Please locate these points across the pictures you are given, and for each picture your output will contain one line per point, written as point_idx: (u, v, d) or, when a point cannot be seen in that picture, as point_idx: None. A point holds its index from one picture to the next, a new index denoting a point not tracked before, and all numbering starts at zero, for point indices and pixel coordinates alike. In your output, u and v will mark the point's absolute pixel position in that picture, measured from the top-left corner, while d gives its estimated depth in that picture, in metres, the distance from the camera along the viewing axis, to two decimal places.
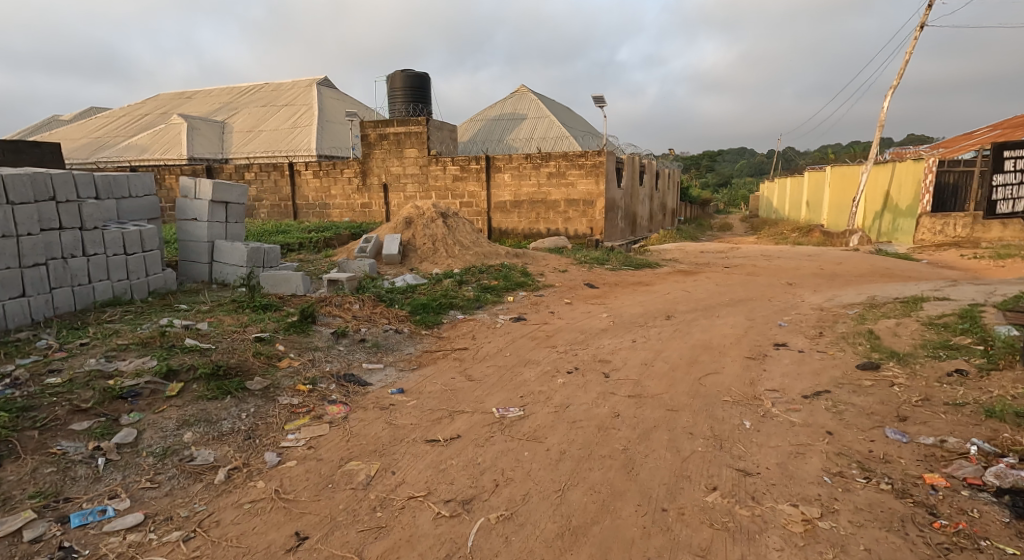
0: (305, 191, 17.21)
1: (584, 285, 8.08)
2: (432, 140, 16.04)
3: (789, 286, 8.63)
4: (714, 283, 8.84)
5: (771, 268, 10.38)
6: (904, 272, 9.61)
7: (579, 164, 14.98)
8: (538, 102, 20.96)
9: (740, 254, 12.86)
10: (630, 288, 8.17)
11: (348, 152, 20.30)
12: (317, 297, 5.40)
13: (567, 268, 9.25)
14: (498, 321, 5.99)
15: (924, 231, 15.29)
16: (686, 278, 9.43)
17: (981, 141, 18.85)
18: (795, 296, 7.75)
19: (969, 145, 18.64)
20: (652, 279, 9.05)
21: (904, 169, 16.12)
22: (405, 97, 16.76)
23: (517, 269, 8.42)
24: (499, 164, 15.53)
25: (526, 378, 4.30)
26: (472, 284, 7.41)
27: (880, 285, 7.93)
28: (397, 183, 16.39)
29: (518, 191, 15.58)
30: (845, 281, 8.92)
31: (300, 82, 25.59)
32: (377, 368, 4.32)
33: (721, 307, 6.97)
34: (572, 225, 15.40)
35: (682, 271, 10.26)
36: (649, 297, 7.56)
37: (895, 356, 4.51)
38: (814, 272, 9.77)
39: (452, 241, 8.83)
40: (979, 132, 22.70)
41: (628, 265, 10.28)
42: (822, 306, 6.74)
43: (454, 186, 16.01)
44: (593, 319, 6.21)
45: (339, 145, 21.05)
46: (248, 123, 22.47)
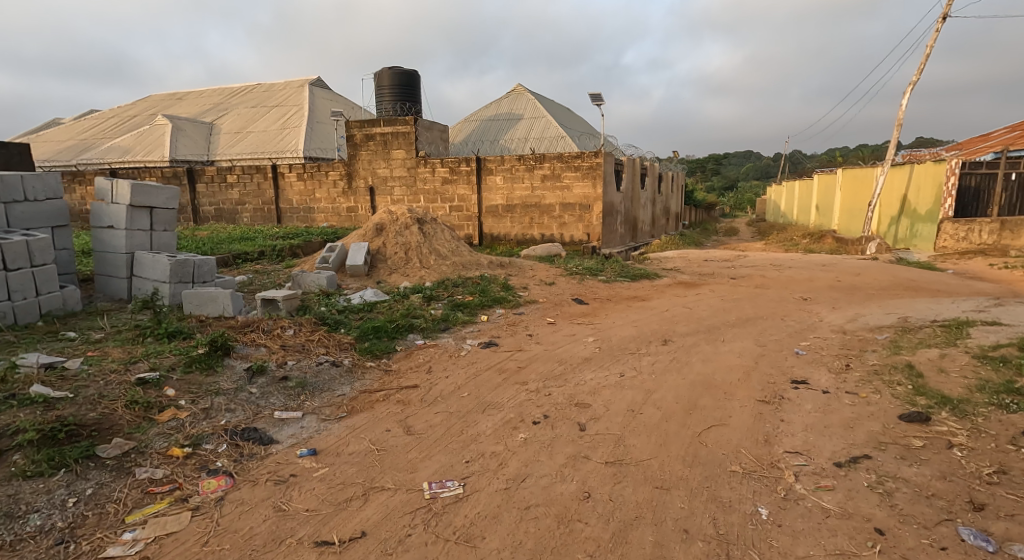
0: (288, 195, 16.41)
1: (572, 301, 7.21)
2: (420, 140, 15.21)
3: (803, 302, 7.73)
4: (718, 297, 7.95)
5: (782, 280, 9.47)
6: (931, 285, 8.71)
7: (575, 166, 14.11)
8: (535, 102, 20.13)
9: (748, 263, 11.96)
10: (625, 303, 7.30)
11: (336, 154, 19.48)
12: (241, 320, 4.47)
13: (555, 280, 8.38)
14: (463, 348, 5.10)
15: (946, 238, 14.31)
16: (688, 290, 8.54)
17: (1003, 142, 17.91)
18: (811, 314, 6.85)
19: (990, 146, 17.61)
20: (650, 293, 8.17)
21: (924, 171, 15.14)
22: (392, 97, 15.87)
23: (497, 283, 7.52)
24: (491, 166, 14.70)
25: (479, 430, 3.40)
26: (442, 301, 6.51)
27: (909, 302, 7.02)
28: (384, 186, 15.57)
29: (511, 194, 14.74)
30: (866, 295, 8.03)
31: (292, 82, 24.81)
32: (296, 417, 3.35)
33: (725, 328, 6.09)
34: (567, 231, 14.54)
35: (683, 282, 9.37)
36: (644, 315, 6.67)
37: (949, 405, 3.64)
38: (831, 284, 8.86)
39: (427, 251, 7.97)
40: (995, 131, 21.64)
41: (623, 276, 9.40)
42: (844, 329, 5.85)
43: (444, 189, 15.19)
44: (577, 345, 5.35)
45: (328, 146, 20.24)
46: (236, 123, 21.71)
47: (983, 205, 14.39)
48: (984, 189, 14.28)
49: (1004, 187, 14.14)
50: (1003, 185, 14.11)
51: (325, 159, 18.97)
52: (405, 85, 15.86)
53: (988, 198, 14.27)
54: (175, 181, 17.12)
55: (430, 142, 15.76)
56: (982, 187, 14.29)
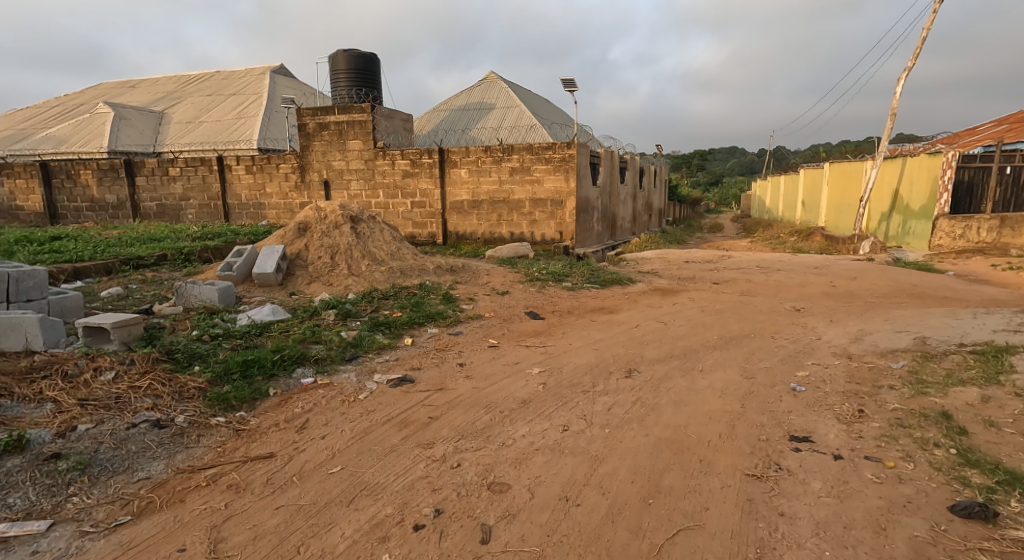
0: (236, 189, 15.07)
1: (525, 315, 6.06)
2: (378, 130, 13.93)
3: (796, 314, 6.67)
4: (698, 308, 6.87)
5: (768, 286, 8.43)
6: (937, 291, 7.73)
7: (546, 158, 12.99)
8: (508, 91, 18.98)
9: (733, 264, 10.93)
10: (588, 318, 6.18)
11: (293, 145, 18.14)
12: (36, 361, 3.25)
13: (510, 288, 7.24)
14: (366, 389, 3.89)
15: (942, 236, 13.35)
16: (664, 300, 7.44)
17: (995, 135, 17.13)
18: (807, 331, 5.78)
19: (982, 139, 16.77)
20: (620, 303, 7.06)
21: (919, 165, 14.19)
22: (349, 81, 14.48)
23: (438, 295, 6.32)
24: (455, 158, 13.49)
25: (325, 547, 2.25)
26: (361, 320, 5.31)
27: (921, 314, 5.98)
28: (340, 180, 14.29)
29: (477, 189, 13.55)
30: (866, 305, 7.02)
31: (253, 70, 23.29)
32: (32, 536, 2.18)
33: (705, 351, 5.00)
34: (538, 229, 13.43)
35: (660, 288, 8.28)
36: (608, 334, 5.55)
37: (1018, 486, 2.55)
38: (825, 291, 7.84)
39: (358, 255, 6.78)
40: (983, 124, 20.88)
41: (593, 282, 8.28)
42: (849, 355, 4.78)
43: (404, 183, 13.97)
44: (517, 381, 4.19)
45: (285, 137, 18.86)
46: (189, 113, 20.22)
47: (977, 201, 13.60)
48: (977, 183, 13.46)
49: (999, 181, 13.32)
50: (998, 179, 13.30)
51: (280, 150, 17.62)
52: (363, 69, 14.48)
53: (982, 193, 13.48)
54: (113, 175, 15.68)
55: (391, 132, 14.49)
56: (976, 181, 13.47)
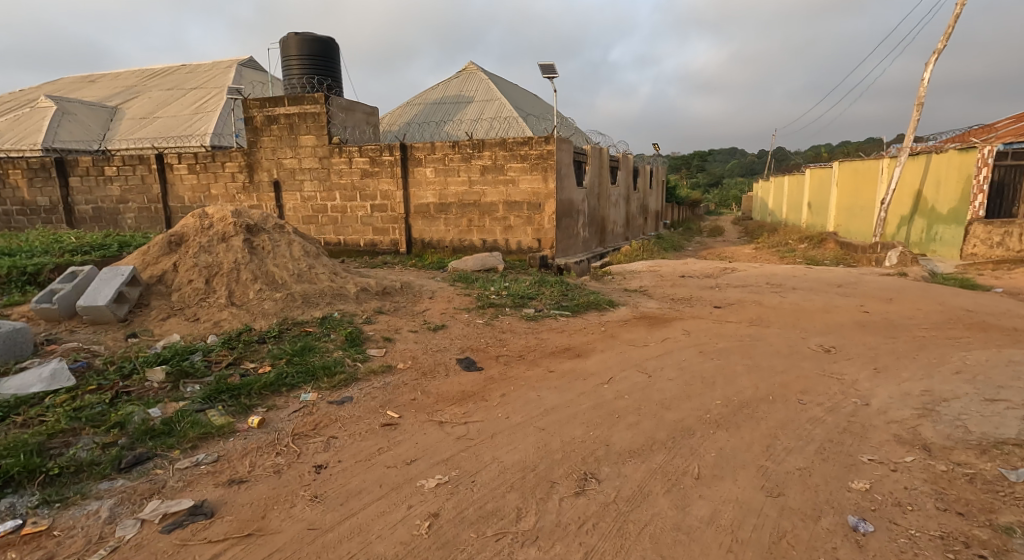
0: (178, 191, 13.13)
1: (457, 364, 4.45)
2: (333, 122, 12.27)
3: (825, 358, 5.25)
4: (691, 351, 5.39)
5: (780, 316, 7.00)
6: (1001, 324, 6.74)
7: (521, 155, 11.91)
8: (488, 84, 17.78)
9: (735, 279, 9.51)
10: (545, 368, 4.64)
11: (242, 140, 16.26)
12: None
13: (452, 317, 5.70)
14: (104, 544, 2.20)
15: (976, 243, 12.00)
16: (651, 335, 5.94)
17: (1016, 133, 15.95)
18: (844, 396, 4.28)
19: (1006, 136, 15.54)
20: (594, 342, 5.53)
21: (946, 162, 12.72)
22: (304, 69, 12.61)
23: (339, 335, 4.53)
24: (419, 155, 12.30)
25: None
26: (197, 384, 3.46)
27: (994, 370, 4.60)
28: (292, 180, 12.65)
29: (444, 190, 12.39)
30: (916, 345, 5.75)
31: (219, 62, 21.11)
32: None
33: (705, 437, 3.44)
34: (513, 235, 12.29)
35: (647, 318, 6.78)
36: (567, 399, 4.00)
37: None
38: (855, 328, 6.42)
39: (247, 277, 5.04)
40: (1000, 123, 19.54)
41: (562, 307, 6.81)
42: (924, 450, 3.26)
43: (363, 184, 12.53)
44: (392, 508, 2.53)
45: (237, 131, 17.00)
46: (142, 106, 18.39)
47: (1007, 204, 12.10)
48: (1008, 184, 11.96)
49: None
50: None
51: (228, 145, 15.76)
52: (321, 56, 12.69)
53: (1014, 195, 11.98)
54: (45, 174, 13.70)
55: (351, 126, 12.88)
56: (1006, 182, 11.97)
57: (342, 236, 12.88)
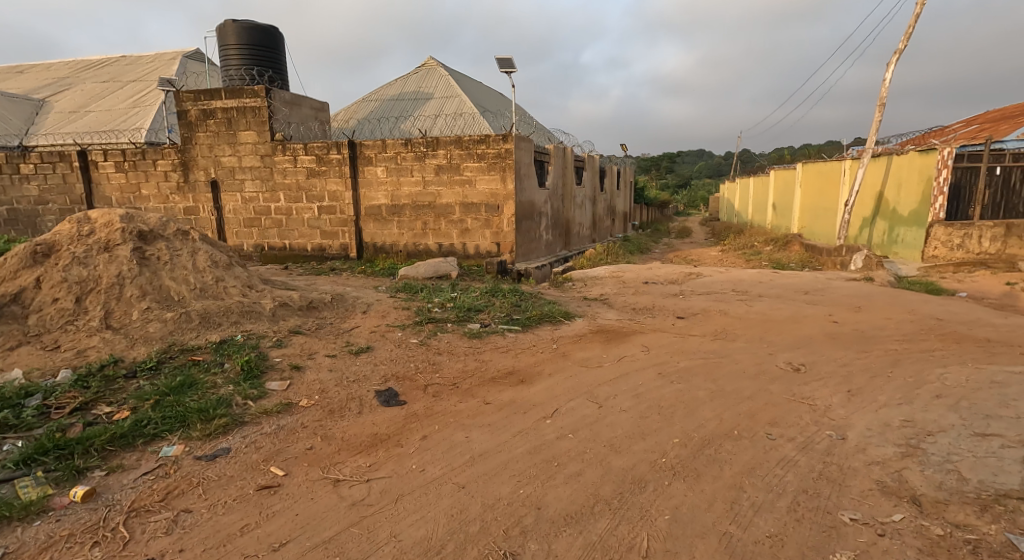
0: (105, 191, 12.08)
1: (375, 397, 3.77)
2: (276, 117, 11.47)
3: (795, 380, 4.78)
4: (648, 374, 4.85)
5: (746, 328, 6.52)
6: (974, 334, 6.43)
7: (477, 153, 11.30)
8: (448, 80, 17.16)
9: (700, 285, 9.06)
10: (480, 399, 4.02)
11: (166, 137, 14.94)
12: None
13: (382, 337, 5.04)
14: None
15: (937, 246, 11.86)
16: (607, 355, 5.38)
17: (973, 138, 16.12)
18: (817, 428, 3.78)
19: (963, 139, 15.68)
20: (542, 364, 4.94)
21: (907, 163, 12.55)
22: (243, 59, 11.71)
23: (234, 364, 3.78)
24: (369, 154, 11.59)
25: None
26: (17, 442, 2.72)
27: (978, 394, 4.16)
28: (231, 180, 11.77)
29: (397, 191, 11.70)
30: (891, 361, 5.34)
31: (163, 53, 19.86)
32: None
33: (659, 493, 2.87)
34: (470, 239, 11.67)
35: (605, 332, 6.23)
36: (500, 441, 3.39)
37: None
38: (826, 342, 5.97)
39: (130, 294, 4.27)
40: (954, 128, 19.85)
41: (512, 321, 6.19)
42: (914, 506, 2.77)
43: (309, 184, 11.74)
44: None
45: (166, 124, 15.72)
46: (73, 99, 17.09)
47: (964, 205, 11.91)
48: (964, 185, 11.80)
49: (988, 183, 11.72)
50: (987, 180, 11.73)
51: (155, 138, 14.56)
52: (262, 45, 11.87)
53: (970, 196, 11.82)
54: None
55: (295, 121, 12.06)
56: (962, 184, 11.80)
57: (287, 241, 12.03)
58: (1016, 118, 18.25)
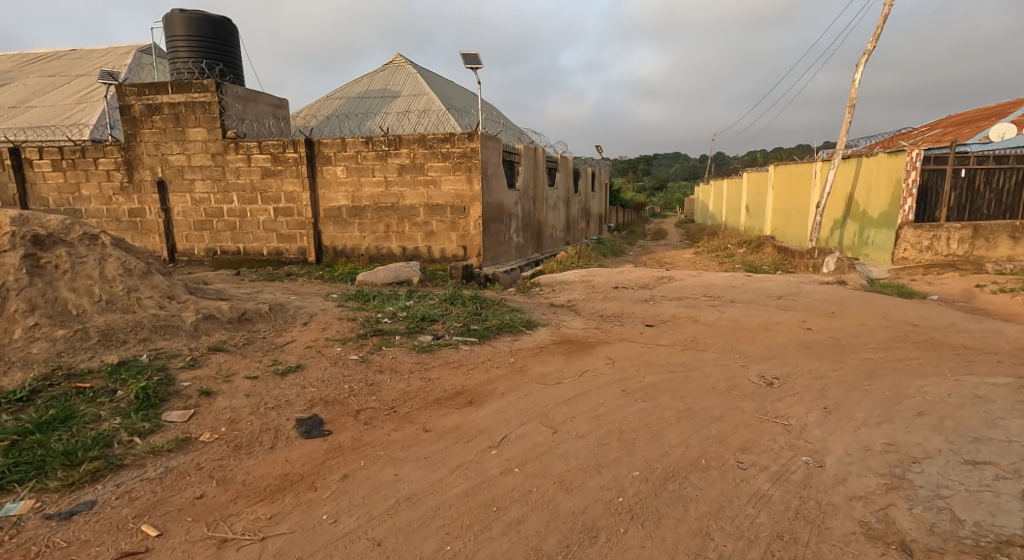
0: (42, 192, 11.27)
1: (294, 427, 3.28)
2: (228, 113, 10.85)
3: (769, 396, 4.41)
4: (611, 392, 4.42)
5: (717, 336, 6.15)
6: (953, 341, 6.16)
7: (442, 153, 10.83)
8: (416, 78, 16.66)
9: (671, 290, 8.71)
10: (418, 425, 3.55)
11: (106, 135, 14.06)
12: None
13: (319, 354, 4.53)
14: None
15: (907, 247, 11.75)
16: (568, 369, 4.96)
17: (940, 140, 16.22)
18: (793, 454, 3.39)
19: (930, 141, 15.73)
20: (495, 382, 4.48)
21: (877, 164, 12.43)
22: (191, 51, 11.09)
23: (128, 392, 3.27)
24: (328, 153, 11.03)
25: None
26: None
27: (961, 412, 3.81)
28: (181, 179, 11.11)
29: (357, 191, 11.15)
30: (869, 372, 5.01)
31: (116, 48, 18.89)
32: None
33: (611, 545, 2.46)
34: (435, 242, 11.18)
35: (568, 343, 5.80)
36: (433, 481, 2.94)
37: None
38: (800, 352, 5.61)
39: (15, 310, 3.73)
40: (921, 129, 20.02)
41: (468, 332, 5.73)
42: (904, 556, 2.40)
43: (264, 185, 11.13)
44: None
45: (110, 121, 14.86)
46: (15, 94, 16.13)
47: (930, 208, 11.87)
48: (931, 189, 11.79)
49: (953, 186, 11.75)
50: (953, 183, 11.75)
51: (98, 135, 13.73)
52: (213, 38, 11.28)
53: (936, 199, 11.81)
54: None
55: (250, 118, 11.47)
56: (929, 187, 11.78)
57: (241, 244, 11.39)
58: (979, 121, 18.45)
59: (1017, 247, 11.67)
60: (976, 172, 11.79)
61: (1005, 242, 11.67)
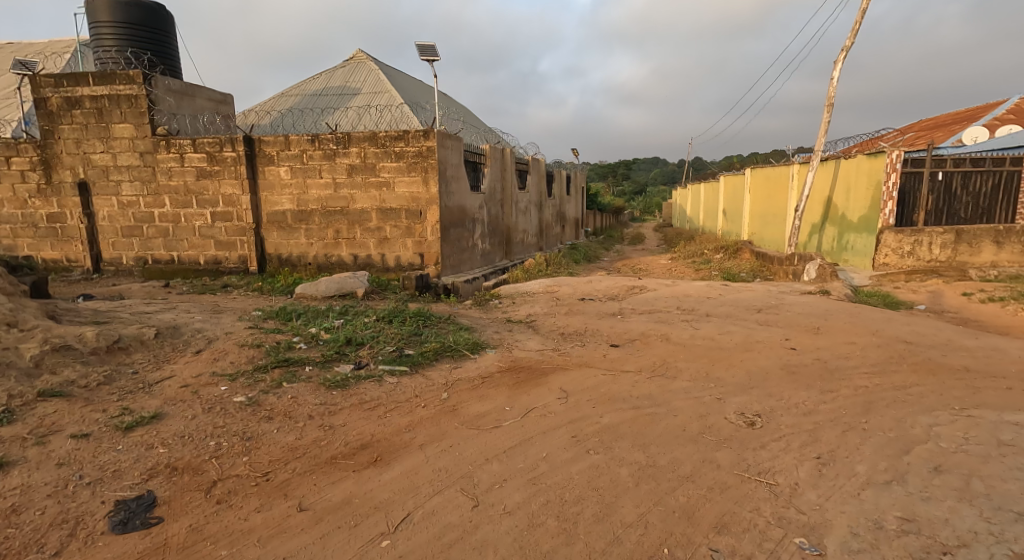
0: None
1: (107, 517, 2.41)
2: (158, 107, 9.83)
3: (751, 442, 3.63)
4: (559, 439, 3.59)
5: (690, 360, 5.36)
6: (953, 362, 5.44)
7: (395, 151, 9.94)
8: (377, 75, 15.75)
9: (642, 303, 7.93)
10: (292, 502, 2.68)
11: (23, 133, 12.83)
12: None
13: (193, 397, 3.60)
14: None
15: (888, 253, 11.16)
16: (512, 407, 4.11)
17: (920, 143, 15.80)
18: (778, 537, 2.63)
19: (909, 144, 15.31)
20: (416, 429, 3.62)
21: (856, 166, 11.85)
22: (117, 39, 10.06)
23: None
24: (270, 152, 10.09)
25: None
26: None
27: (986, 471, 3.07)
28: (106, 181, 10.07)
29: (303, 194, 10.21)
30: (866, 406, 4.26)
31: (55, 42, 17.33)
32: None
33: None
34: (389, 249, 10.28)
35: (516, 371, 4.95)
36: None
37: None
38: (784, 379, 4.84)
39: None
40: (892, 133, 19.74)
41: (398, 359, 4.85)
42: None
43: (200, 187, 10.14)
44: None
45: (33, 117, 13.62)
46: None
47: (908, 211, 11.29)
48: (909, 192, 11.21)
49: (931, 189, 11.16)
50: (931, 186, 11.17)
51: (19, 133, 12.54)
52: (142, 25, 10.24)
53: (914, 202, 11.23)
54: None
55: (186, 114, 10.48)
56: (906, 190, 11.20)
57: (175, 252, 10.35)
58: (949, 126, 18.16)
59: (1001, 253, 11.16)
60: (954, 175, 11.23)
61: (989, 247, 11.15)
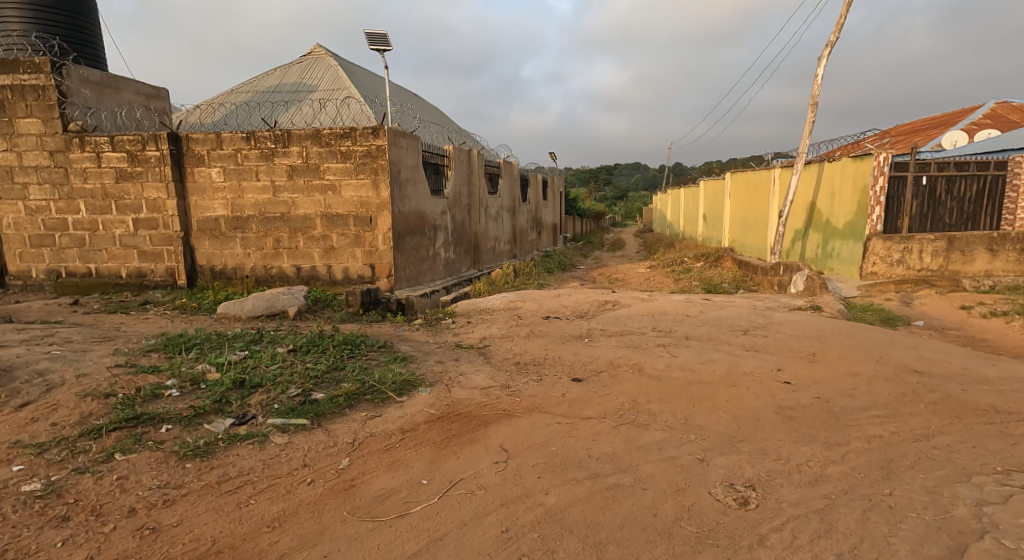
0: None
1: None
2: (70, 100, 8.68)
3: (747, 535, 2.68)
4: (482, 536, 2.61)
5: (667, 400, 4.40)
6: (979, 400, 4.54)
7: (341, 151, 8.89)
8: (336, 70, 14.69)
9: (615, 323, 6.97)
10: None
11: None
12: None
13: None
14: None
15: (876, 261, 10.38)
16: (431, 480, 3.11)
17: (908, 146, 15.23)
18: None
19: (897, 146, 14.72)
20: (284, 524, 2.63)
21: (840, 169, 11.09)
22: (25, 24, 8.94)
23: None
24: (200, 151, 8.98)
25: None
26: None
27: None
28: (10, 184, 8.87)
29: (238, 198, 9.11)
30: (889, 470, 3.33)
31: None
32: None
33: None
34: (336, 260, 9.22)
35: (450, 420, 3.93)
36: None
37: None
38: (781, 428, 3.89)
39: None
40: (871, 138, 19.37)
41: (296, 407, 3.81)
42: None
43: (120, 190, 8.97)
44: None
45: None
46: None
47: (892, 219, 10.38)
48: (892, 199, 10.31)
49: (914, 194, 10.34)
50: (914, 191, 10.35)
51: None
52: (54, 9, 9.11)
53: (898, 208, 10.34)
54: None
55: (106, 109, 9.34)
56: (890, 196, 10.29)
57: (92, 264, 9.17)
58: (928, 130, 17.68)
59: (995, 261, 10.45)
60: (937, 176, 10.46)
61: (982, 255, 10.43)
